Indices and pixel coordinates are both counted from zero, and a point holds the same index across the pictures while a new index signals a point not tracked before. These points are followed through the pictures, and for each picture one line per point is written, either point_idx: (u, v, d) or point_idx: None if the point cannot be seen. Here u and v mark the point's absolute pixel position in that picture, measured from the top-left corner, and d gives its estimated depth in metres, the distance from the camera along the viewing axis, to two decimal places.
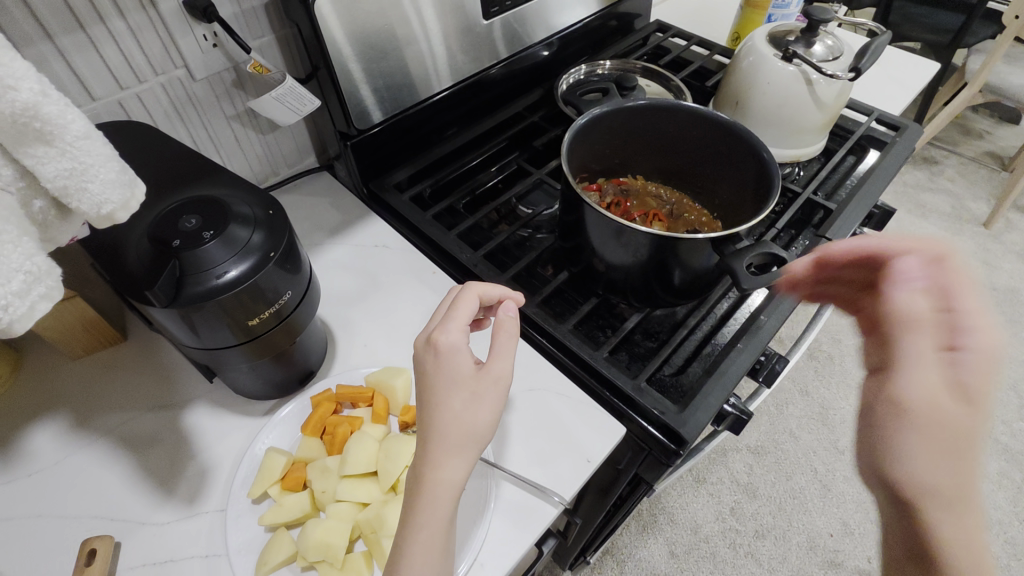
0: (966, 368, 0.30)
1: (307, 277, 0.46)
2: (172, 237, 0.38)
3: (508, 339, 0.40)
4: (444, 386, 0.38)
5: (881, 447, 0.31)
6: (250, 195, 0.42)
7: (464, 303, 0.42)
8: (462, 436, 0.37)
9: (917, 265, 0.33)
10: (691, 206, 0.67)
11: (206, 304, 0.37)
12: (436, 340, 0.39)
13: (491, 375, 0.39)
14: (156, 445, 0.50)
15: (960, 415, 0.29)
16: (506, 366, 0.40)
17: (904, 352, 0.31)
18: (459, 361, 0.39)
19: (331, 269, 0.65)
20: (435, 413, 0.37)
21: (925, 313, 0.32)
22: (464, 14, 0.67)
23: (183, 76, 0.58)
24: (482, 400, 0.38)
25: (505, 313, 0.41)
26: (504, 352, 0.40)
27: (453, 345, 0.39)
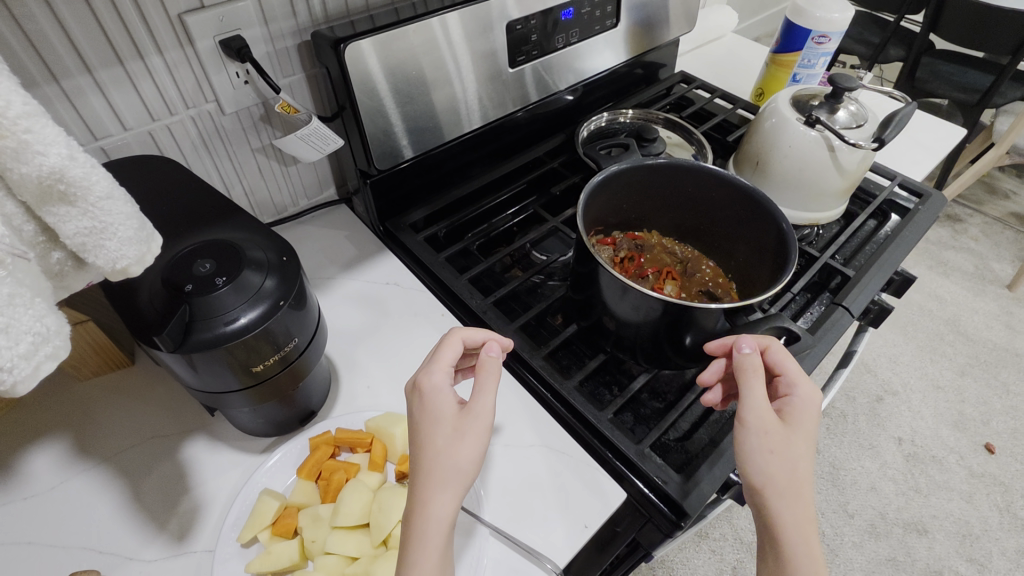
0: (789, 413, 0.42)
1: (315, 320, 0.46)
2: (185, 281, 0.38)
3: (491, 377, 0.42)
4: (428, 424, 0.41)
5: (743, 462, 0.40)
6: (264, 238, 0.43)
7: (450, 345, 0.46)
8: (447, 472, 0.39)
9: (749, 354, 0.45)
10: (707, 266, 0.66)
11: (212, 350, 0.37)
12: (421, 383, 0.43)
13: (472, 413, 0.41)
14: (152, 476, 0.50)
15: (794, 443, 0.40)
16: (485, 403, 0.41)
17: (750, 399, 0.42)
18: (442, 399, 0.42)
19: (341, 305, 0.65)
20: (422, 452, 0.40)
21: (757, 372, 0.43)
22: (493, 63, 0.68)
23: (213, 109, 0.59)
24: (463, 435, 0.40)
25: (487, 352, 0.44)
26: (486, 390, 0.42)
27: (436, 387, 0.43)
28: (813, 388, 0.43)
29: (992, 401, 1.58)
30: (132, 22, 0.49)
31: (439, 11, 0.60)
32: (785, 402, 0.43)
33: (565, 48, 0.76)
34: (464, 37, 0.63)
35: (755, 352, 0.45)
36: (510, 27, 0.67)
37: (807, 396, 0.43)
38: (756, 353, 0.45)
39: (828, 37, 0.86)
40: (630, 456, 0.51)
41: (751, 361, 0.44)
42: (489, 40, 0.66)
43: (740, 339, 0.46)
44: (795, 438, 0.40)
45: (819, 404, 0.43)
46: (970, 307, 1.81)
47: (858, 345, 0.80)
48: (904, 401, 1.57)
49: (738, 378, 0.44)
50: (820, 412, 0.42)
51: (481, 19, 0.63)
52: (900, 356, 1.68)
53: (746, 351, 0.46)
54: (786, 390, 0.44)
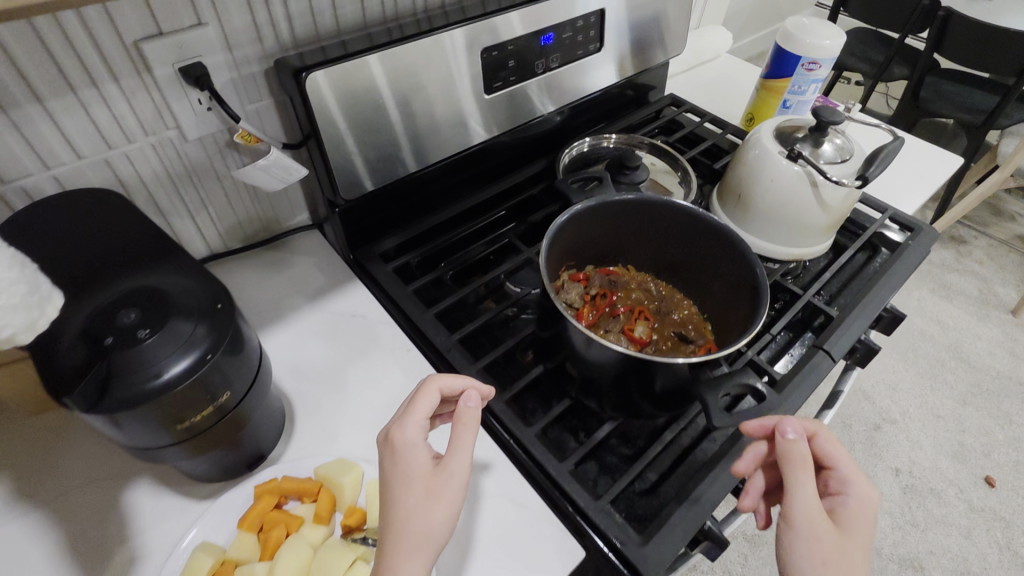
0: (841, 514, 0.45)
1: (255, 367, 0.44)
2: (105, 334, 0.36)
3: (468, 433, 0.41)
4: (401, 485, 0.39)
5: (790, 564, 0.42)
6: (201, 286, 0.40)
7: (425, 394, 0.43)
8: (418, 537, 0.37)
9: (794, 439, 0.46)
10: (683, 304, 0.63)
11: (131, 409, 0.34)
12: (394, 436, 0.41)
13: (447, 471, 0.39)
14: (92, 522, 0.48)
15: (851, 551, 0.42)
16: (461, 462, 0.40)
17: (800, 494, 0.43)
18: (416, 459, 0.40)
19: (304, 339, 0.63)
20: (394, 515, 0.38)
21: (803, 460, 0.45)
22: (466, 89, 0.66)
23: (176, 136, 0.57)
24: (440, 499, 0.39)
25: (465, 403, 0.42)
26: (464, 445, 0.40)
27: (410, 441, 0.41)
28: (868, 487, 0.46)
29: (994, 432, 1.54)
30: (85, 50, 0.47)
31: (409, 39, 0.58)
32: (838, 502, 0.45)
33: (546, 74, 0.74)
34: (435, 65, 0.61)
35: (801, 439, 0.46)
36: (485, 53, 0.65)
37: (860, 496, 0.45)
38: (800, 439, 0.46)
39: (818, 64, 0.84)
40: (587, 516, 0.49)
41: (800, 448, 0.46)
42: (463, 67, 0.64)
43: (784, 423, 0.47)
44: (859, 540, 0.42)
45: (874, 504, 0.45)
46: (972, 332, 1.77)
47: (845, 384, 0.77)
48: (902, 430, 1.54)
49: (784, 466, 0.45)
50: (875, 511, 0.45)
51: (453, 47, 0.61)
52: (899, 383, 1.64)
53: (791, 436, 0.47)
54: (840, 487, 0.46)
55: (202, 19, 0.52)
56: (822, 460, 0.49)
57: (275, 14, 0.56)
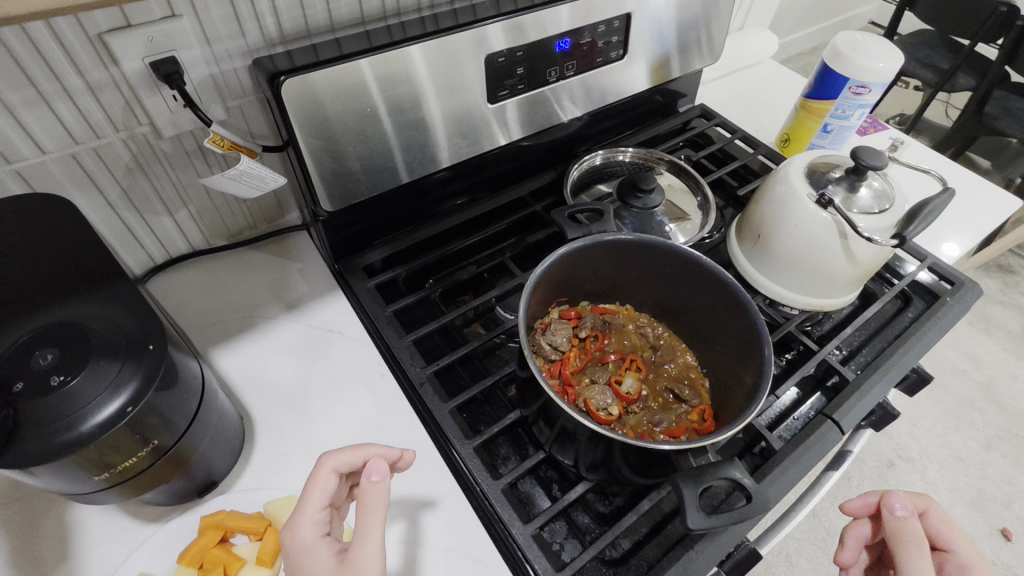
0: None
1: (198, 401, 0.42)
2: (18, 377, 0.33)
3: (373, 514, 0.38)
4: None
5: None
6: (134, 320, 0.37)
7: (319, 480, 0.40)
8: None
9: (904, 518, 0.48)
10: (681, 354, 0.57)
11: (40, 461, 0.31)
12: (291, 541, 0.38)
13: (350, 567, 0.36)
14: (30, 538, 0.46)
15: None
16: (365, 552, 0.36)
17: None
18: (317, 560, 0.37)
19: (276, 352, 0.60)
20: None
21: (921, 539, 0.47)
22: (465, 98, 0.60)
23: (149, 132, 0.54)
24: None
25: (364, 478, 0.39)
26: (368, 536, 0.37)
27: (308, 542, 0.38)
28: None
29: (1019, 482, 1.45)
30: (43, 43, 0.44)
31: (400, 43, 0.53)
32: None
33: (559, 83, 0.67)
34: (430, 73, 0.56)
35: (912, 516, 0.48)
36: (490, 60, 0.60)
37: None
38: (911, 516, 0.48)
39: (867, 87, 0.75)
40: None
41: (910, 525, 0.48)
42: (463, 74, 0.58)
43: (892, 499, 0.49)
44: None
45: None
46: (1009, 372, 1.66)
47: (856, 444, 0.70)
48: (917, 469, 1.46)
49: (899, 545, 0.47)
50: None
51: (450, 54, 0.56)
52: (921, 419, 1.55)
53: (899, 513, 0.49)
54: (958, 573, 0.50)
55: (176, 11, 0.48)
56: (932, 534, 0.52)
57: (259, 8, 0.51)
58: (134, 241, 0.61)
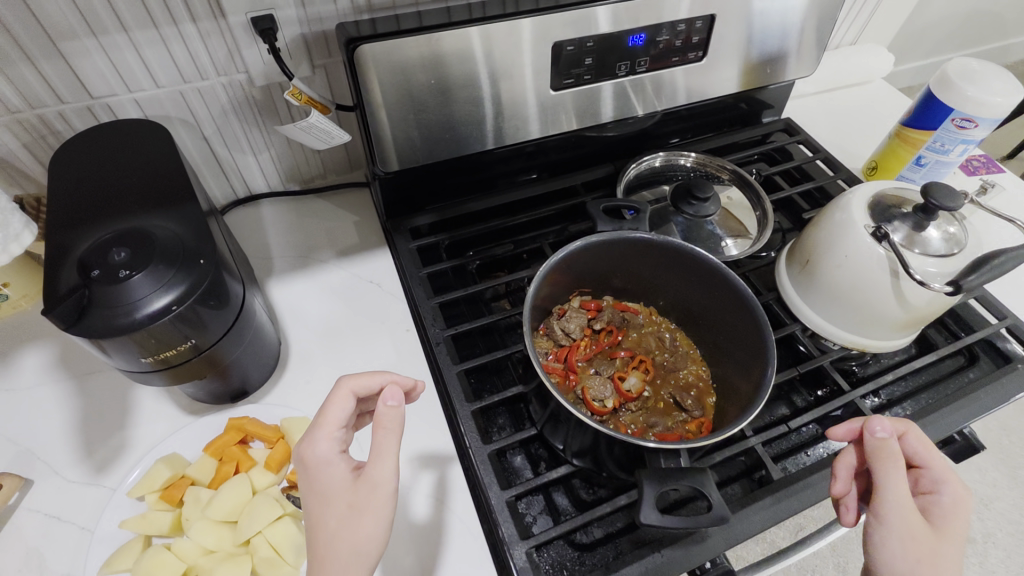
0: (936, 517, 0.45)
1: (238, 314, 0.48)
2: (96, 267, 0.40)
3: (389, 436, 0.42)
4: (322, 503, 0.41)
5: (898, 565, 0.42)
6: (193, 236, 0.44)
7: (338, 401, 0.44)
8: (346, 555, 0.39)
9: (883, 437, 0.46)
10: (695, 364, 0.57)
11: (100, 335, 0.38)
12: (307, 455, 0.42)
13: (367, 481, 0.41)
14: (100, 405, 0.56)
15: (931, 550, 0.42)
16: (381, 470, 0.41)
17: (894, 493, 0.44)
18: (334, 473, 0.41)
19: (320, 292, 0.66)
20: (318, 534, 0.40)
21: (894, 458, 0.45)
22: (528, 82, 0.62)
23: (244, 79, 0.61)
24: (363, 512, 0.40)
25: (382, 403, 0.43)
26: (384, 455, 0.41)
27: (325, 456, 0.42)
28: (961, 489, 0.46)
29: None
30: None
31: (472, 21, 0.55)
32: (932, 502, 0.46)
33: (628, 78, 0.67)
34: (496, 54, 0.58)
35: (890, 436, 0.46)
36: (558, 48, 0.61)
37: (954, 494, 0.46)
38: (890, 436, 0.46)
39: (974, 122, 0.68)
40: (511, 554, 0.47)
41: (889, 446, 0.46)
42: (530, 58, 0.60)
43: (874, 422, 0.47)
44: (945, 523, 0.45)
45: (968, 499, 0.46)
46: None
47: None
48: None
49: (873, 462, 0.46)
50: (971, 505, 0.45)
51: (520, 37, 0.58)
52: None
53: (880, 434, 0.47)
54: (930, 486, 0.47)
55: None
56: (911, 458, 0.49)
57: None
58: (221, 174, 0.69)
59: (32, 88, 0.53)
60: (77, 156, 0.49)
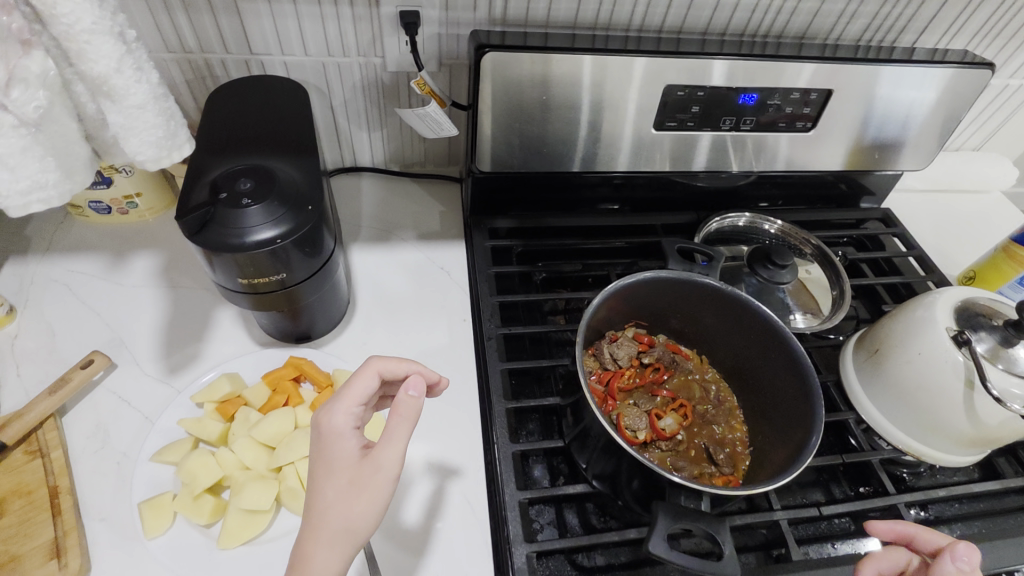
0: None
1: (325, 264, 0.52)
2: (225, 190, 0.46)
3: (404, 423, 0.41)
4: (325, 473, 0.40)
5: None
6: (308, 185, 0.49)
7: (363, 377, 0.43)
8: (336, 529, 0.38)
9: (953, 568, 0.42)
10: (736, 422, 0.57)
11: (212, 248, 0.44)
12: (321, 421, 0.41)
13: (372, 463, 0.40)
14: (187, 315, 0.62)
15: None
16: (388, 455, 0.40)
17: None
18: (343, 447, 0.40)
19: (394, 265, 0.71)
20: (313, 503, 0.39)
21: None
22: (632, 117, 0.65)
23: (379, 64, 0.67)
24: (361, 491, 0.39)
25: (403, 391, 0.41)
26: (395, 441, 0.40)
27: (340, 428, 0.41)
28: None
29: None
30: None
31: (593, 50, 0.59)
32: None
33: (730, 133, 0.68)
34: (608, 84, 0.61)
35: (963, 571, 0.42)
36: (669, 91, 0.63)
37: None
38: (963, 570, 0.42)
39: None
40: (512, 553, 0.47)
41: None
42: (639, 95, 0.63)
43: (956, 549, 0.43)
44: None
45: None
46: None
47: None
48: None
49: None
50: None
51: (634, 73, 0.61)
52: None
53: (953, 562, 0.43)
54: None
55: None
56: None
57: None
58: (336, 142, 0.76)
59: (207, 36, 0.62)
60: (231, 97, 0.56)
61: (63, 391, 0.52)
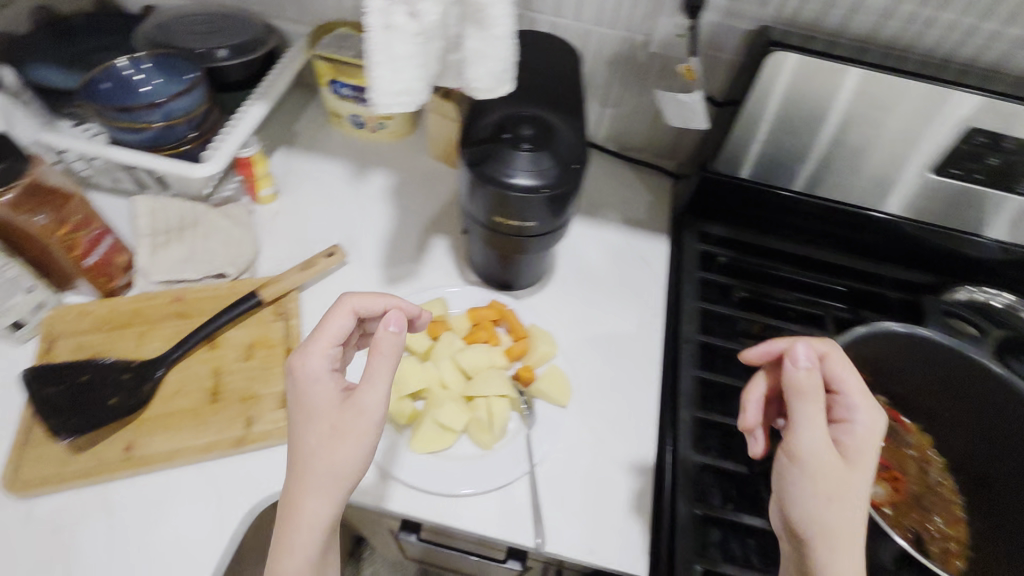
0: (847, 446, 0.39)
1: (561, 226, 0.53)
2: (507, 132, 0.49)
3: (385, 358, 0.41)
4: (308, 419, 0.41)
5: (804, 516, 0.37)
6: (575, 147, 0.49)
7: (337, 317, 0.44)
8: (323, 476, 0.39)
9: (806, 367, 0.40)
10: (952, 517, 0.50)
11: (484, 180, 0.47)
12: (297, 366, 0.42)
13: (353, 407, 0.40)
14: (410, 236, 0.69)
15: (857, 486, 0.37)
16: (369, 394, 0.40)
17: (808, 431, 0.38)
18: (319, 394, 0.41)
19: (596, 241, 0.71)
20: (298, 453, 0.40)
21: (811, 392, 0.39)
22: (909, 152, 0.58)
23: (642, 42, 0.66)
24: (342, 438, 0.40)
25: (382, 328, 0.42)
26: (376, 377, 0.40)
27: (316, 372, 0.42)
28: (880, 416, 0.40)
29: None
30: None
31: (897, 71, 0.53)
32: (845, 431, 0.40)
33: None
34: (897, 111, 0.55)
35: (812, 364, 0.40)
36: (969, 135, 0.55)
37: (868, 422, 0.40)
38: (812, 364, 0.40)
39: None
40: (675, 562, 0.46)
41: (810, 375, 0.40)
42: (929, 131, 0.56)
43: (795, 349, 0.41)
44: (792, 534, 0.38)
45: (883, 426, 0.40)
46: None
47: None
48: None
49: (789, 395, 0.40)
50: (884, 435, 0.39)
51: (935, 106, 0.54)
52: None
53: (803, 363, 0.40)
54: (845, 413, 0.41)
55: None
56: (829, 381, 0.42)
57: None
58: None
59: None
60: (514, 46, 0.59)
61: (310, 270, 0.60)
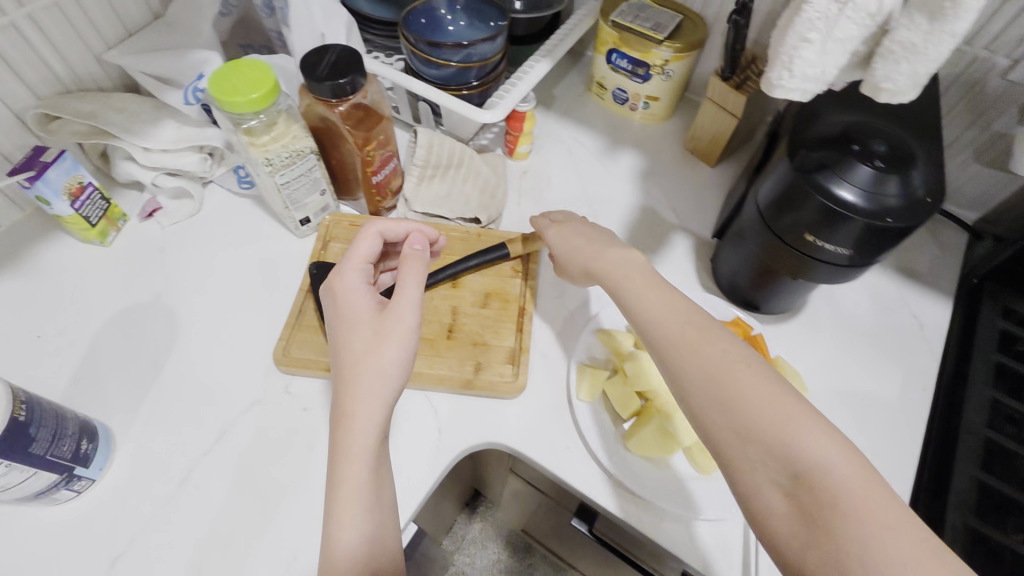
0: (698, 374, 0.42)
1: (869, 265, 0.46)
2: (855, 143, 0.42)
3: (414, 271, 0.43)
4: (347, 329, 0.41)
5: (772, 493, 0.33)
6: (932, 182, 0.42)
7: (367, 239, 0.46)
8: (374, 377, 0.39)
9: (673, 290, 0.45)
10: None
11: (811, 186, 0.42)
12: (335, 284, 0.43)
13: (392, 313, 0.41)
14: (652, 225, 0.65)
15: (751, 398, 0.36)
16: (406, 301, 0.41)
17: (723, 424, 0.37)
18: (360, 303, 0.42)
19: (858, 283, 0.63)
20: (345, 359, 0.40)
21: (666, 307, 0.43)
22: None
23: (1000, 67, 0.54)
24: (385, 340, 0.40)
25: (410, 247, 0.45)
26: (408, 289, 0.42)
27: (353, 289, 0.43)
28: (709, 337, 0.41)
29: None
30: None
31: None
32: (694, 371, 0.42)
33: None
34: None
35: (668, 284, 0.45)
36: None
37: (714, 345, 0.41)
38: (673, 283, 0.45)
39: None
40: None
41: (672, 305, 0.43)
42: None
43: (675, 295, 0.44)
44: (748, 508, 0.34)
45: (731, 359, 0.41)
46: None
47: None
48: None
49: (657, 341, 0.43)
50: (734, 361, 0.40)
51: None
52: None
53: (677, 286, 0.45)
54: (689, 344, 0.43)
55: None
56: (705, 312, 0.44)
57: None
58: None
59: None
60: None
61: None
